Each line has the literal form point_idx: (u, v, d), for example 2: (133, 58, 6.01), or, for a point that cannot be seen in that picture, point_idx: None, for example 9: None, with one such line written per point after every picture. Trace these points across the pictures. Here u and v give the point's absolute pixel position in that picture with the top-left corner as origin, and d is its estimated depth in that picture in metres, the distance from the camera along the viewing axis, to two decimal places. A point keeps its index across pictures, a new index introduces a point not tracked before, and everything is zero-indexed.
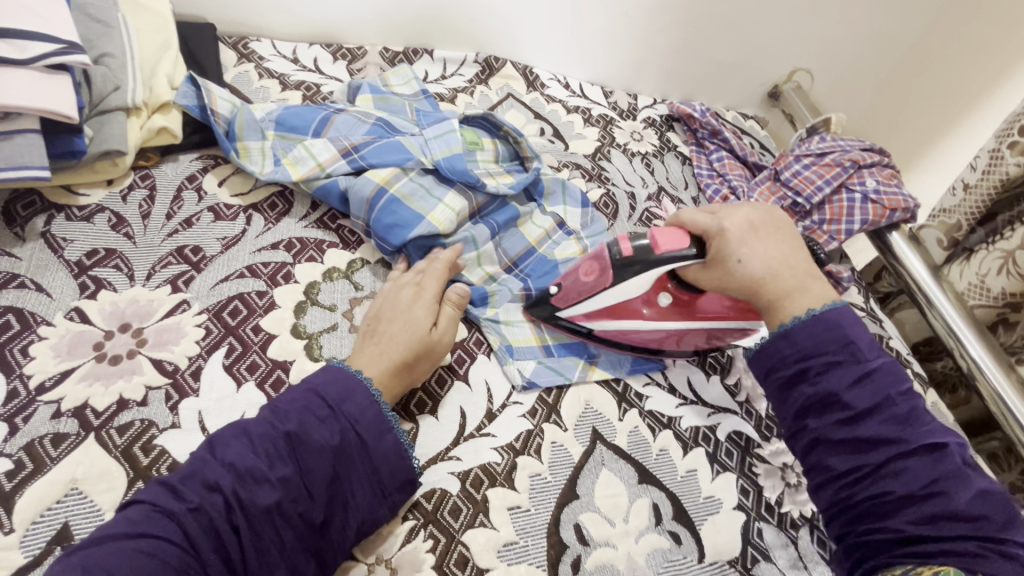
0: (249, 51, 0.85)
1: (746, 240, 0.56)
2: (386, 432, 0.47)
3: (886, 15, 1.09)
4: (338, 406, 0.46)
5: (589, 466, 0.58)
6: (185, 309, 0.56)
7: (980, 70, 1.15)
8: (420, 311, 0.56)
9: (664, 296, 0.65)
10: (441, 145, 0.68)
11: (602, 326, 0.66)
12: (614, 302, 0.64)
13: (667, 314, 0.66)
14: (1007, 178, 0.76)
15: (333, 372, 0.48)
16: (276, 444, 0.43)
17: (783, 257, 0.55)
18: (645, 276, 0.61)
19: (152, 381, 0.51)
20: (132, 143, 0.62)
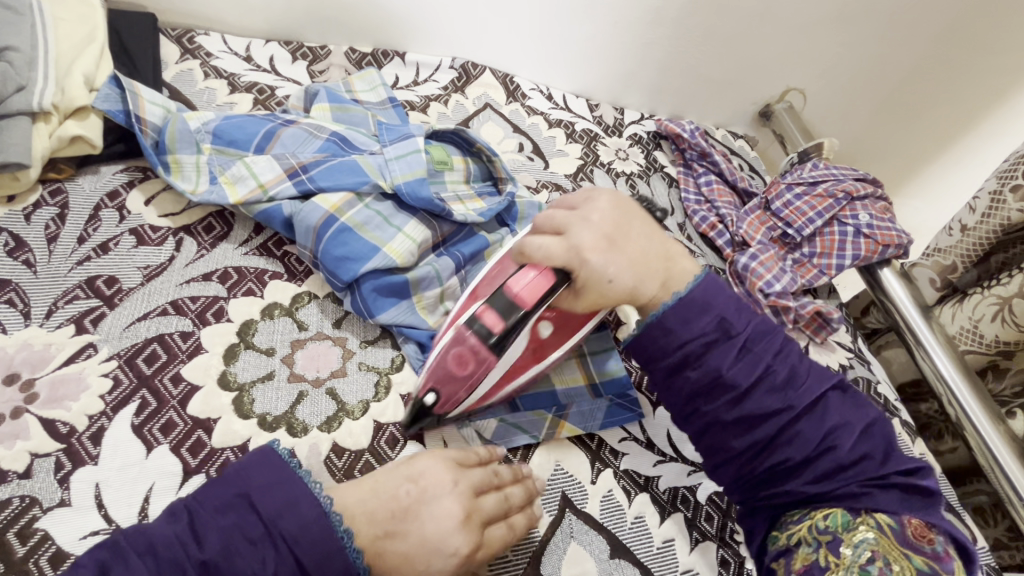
0: (195, 46, 0.76)
1: (605, 254, 0.52)
2: (332, 557, 0.39)
3: (887, 32, 1.04)
4: (272, 523, 0.39)
5: (556, 539, 0.52)
6: (91, 355, 0.48)
7: (978, 91, 1.09)
8: (454, 535, 0.43)
9: (542, 329, 0.54)
10: (402, 167, 0.61)
11: (502, 392, 0.55)
12: (505, 368, 0.52)
13: (549, 344, 0.55)
14: (1008, 223, 0.72)
15: (282, 482, 0.40)
16: (185, 571, 0.36)
17: (642, 257, 0.54)
18: (519, 339, 0.49)
19: (39, 447, 0.43)
20: (37, 154, 0.54)
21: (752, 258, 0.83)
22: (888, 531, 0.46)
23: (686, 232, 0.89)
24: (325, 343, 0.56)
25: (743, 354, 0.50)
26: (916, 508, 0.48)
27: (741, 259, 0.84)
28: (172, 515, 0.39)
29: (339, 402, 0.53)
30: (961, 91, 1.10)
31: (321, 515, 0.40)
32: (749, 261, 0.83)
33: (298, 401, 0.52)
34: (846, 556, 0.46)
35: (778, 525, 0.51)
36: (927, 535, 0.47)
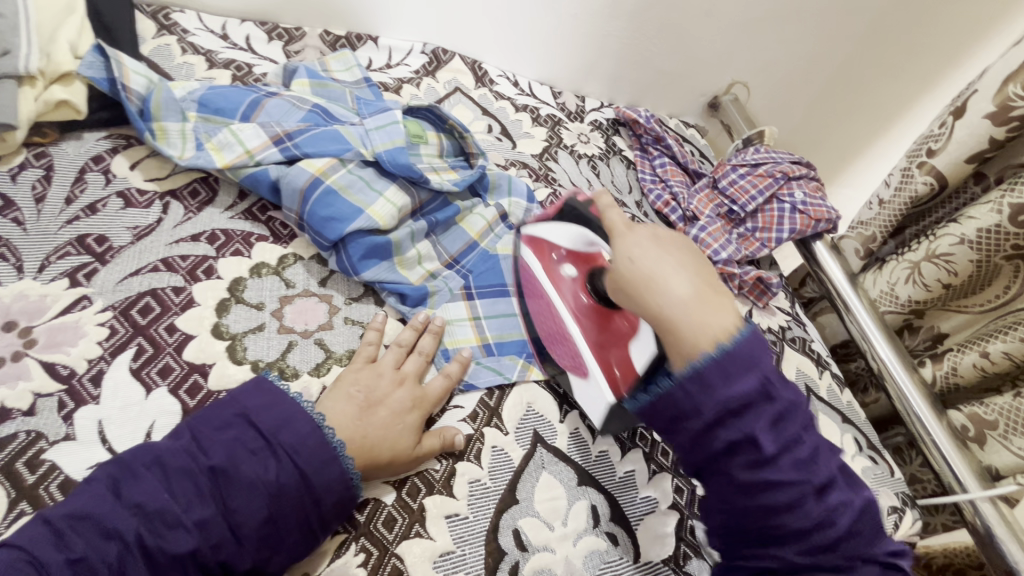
0: (171, 23, 0.78)
1: (646, 250, 0.48)
2: (329, 462, 0.45)
3: (821, 29, 1.15)
4: (272, 437, 0.44)
5: (529, 469, 0.57)
6: (85, 306, 0.50)
7: (909, 77, 1.16)
8: (405, 397, 0.53)
9: (571, 272, 0.65)
10: (383, 137, 0.66)
11: (526, 254, 0.70)
12: (543, 235, 0.68)
13: (564, 285, 0.66)
14: (916, 195, 0.82)
15: (275, 400, 0.47)
16: (197, 481, 0.41)
17: (653, 273, 0.47)
18: (563, 233, 0.66)
19: (42, 388, 0.45)
20: (24, 117, 0.55)
21: (702, 230, 0.92)
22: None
23: (643, 210, 0.97)
24: (311, 299, 0.60)
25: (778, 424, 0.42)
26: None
27: (692, 231, 0.92)
28: (176, 434, 0.44)
29: (327, 351, 0.57)
30: (889, 85, 1.19)
31: (315, 426, 0.46)
32: (699, 233, 0.91)
33: (288, 350, 0.55)
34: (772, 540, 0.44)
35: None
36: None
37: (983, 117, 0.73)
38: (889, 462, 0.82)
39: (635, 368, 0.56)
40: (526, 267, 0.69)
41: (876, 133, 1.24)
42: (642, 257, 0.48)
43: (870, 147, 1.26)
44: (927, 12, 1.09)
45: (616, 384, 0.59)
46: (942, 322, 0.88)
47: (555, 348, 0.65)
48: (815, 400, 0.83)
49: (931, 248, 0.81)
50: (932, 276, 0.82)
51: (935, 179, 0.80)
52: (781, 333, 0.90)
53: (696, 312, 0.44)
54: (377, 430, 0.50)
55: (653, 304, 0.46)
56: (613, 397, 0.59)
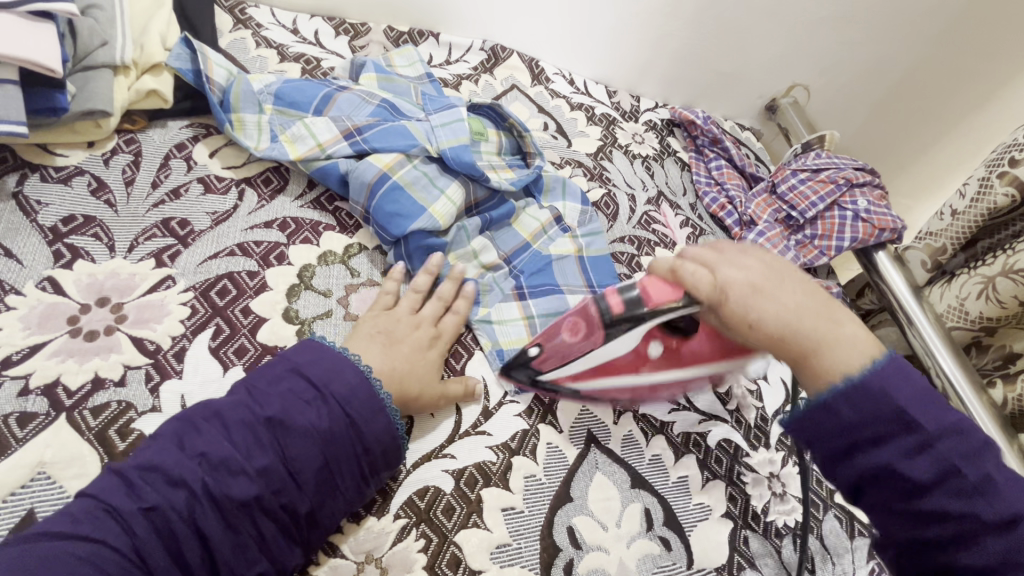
0: (246, 17, 0.80)
1: (754, 306, 0.43)
2: (378, 413, 0.47)
3: (891, 30, 1.10)
4: (324, 387, 0.46)
5: (583, 469, 0.58)
6: (170, 286, 0.53)
7: (975, 85, 1.13)
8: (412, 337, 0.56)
9: (654, 347, 0.52)
10: (447, 134, 0.66)
11: (592, 383, 0.57)
12: (599, 361, 0.54)
13: (651, 364, 0.54)
14: (994, 207, 0.78)
15: (318, 350, 0.48)
16: (255, 430, 0.42)
17: (795, 319, 0.43)
18: (628, 337, 0.50)
19: (131, 360, 0.48)
20: (118, 104, 0.58)
21: (759, 236, 0.89)
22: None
23: (697, 212, 0.95)
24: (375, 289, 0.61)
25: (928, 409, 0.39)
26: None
27: (749, 236, 0.90)
28: (232, 389, 0.45)
29: None
30: (962, 86, 1.15)
31: (364, 379, 0.48)
32: (756, 238, 0.89)
33: None
34: None
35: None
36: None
37: None
38: None
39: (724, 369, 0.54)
40: (614, 384, 0.56)
41: (945, 137, 1.20)
42: (765, 317, 0.43)
43: (940, 154, 1.22)
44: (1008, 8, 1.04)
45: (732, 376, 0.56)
46: (1015, 341, 0.84)
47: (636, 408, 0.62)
48: None
49: (1008, 263, 0.78)
50: (1007, 292, 0.78)
51: (1017, 191, 0.76)
52: None
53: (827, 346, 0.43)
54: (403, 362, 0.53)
55: (802, 348, 0.43)
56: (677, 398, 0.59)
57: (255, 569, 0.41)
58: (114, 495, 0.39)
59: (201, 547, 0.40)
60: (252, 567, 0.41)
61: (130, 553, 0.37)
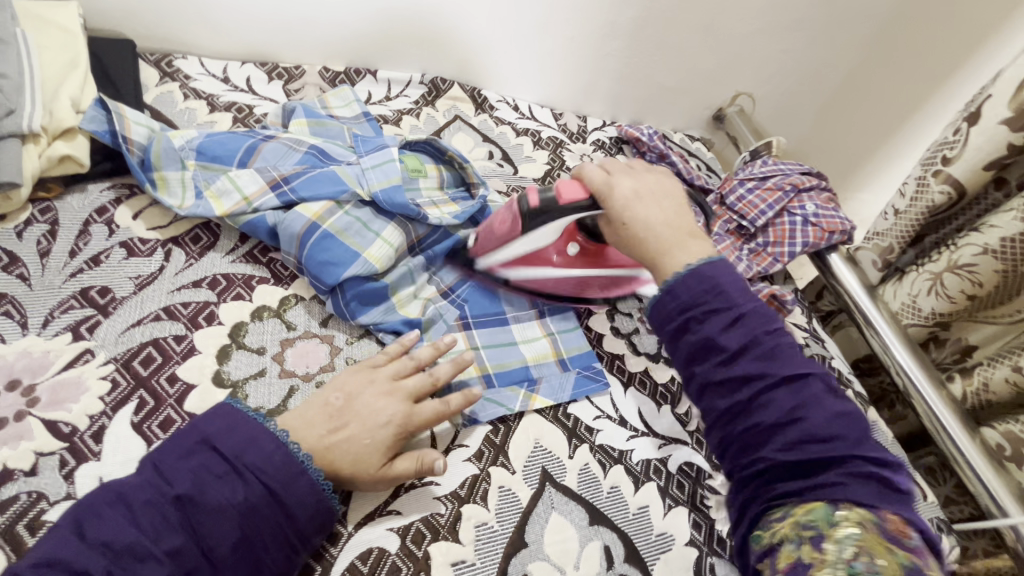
0: (174, 69, 0.79)
1: (629, 206, 0.59)
2: (296, 478, 0.44)
3: (823, 39, 1.13)
4: (237, 459, 0.43)
5: (539, 510, 0.56)
6: (88, 360, 0.51)
7: (917, 82, 1.15)
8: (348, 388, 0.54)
9: (574, 249, 0.70)
10: (379, 175, 0.65)
11: (517, 274, 0.70)
12: (529, 249, 0.69)
13: (574, 263, 0.71)
14: (933, 204, 0.79)
15: (233, 418, 0.46)
16: (163, 511, 0.40)
17: (655, 222, 0.57)
18: (553, 224, 0.66)
19: (43, 447, 0.46)
20: (28, 174, 0.56)
21: None
22: (868, 531, 0.42)
23: None
24: (313, 340, 0.59)
25: (735, 326, 0.48)
26: (894, 502, 0.44)
27: None
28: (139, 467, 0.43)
29: None
30: (903, 83, 1.17)
31: (278, 445, 0.45)
32: None
33: (289, 395, 0.55)
34: (831, 551, 0.41)
35: (760, 521, 0.46)
36: (906, 531, 0.42)
37: (1000, 122, 0.70)
38: (922, 485, 0.78)
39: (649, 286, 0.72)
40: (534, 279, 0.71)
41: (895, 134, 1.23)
42: (630, 213, 0.59)
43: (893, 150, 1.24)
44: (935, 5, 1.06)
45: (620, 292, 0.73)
46: (970, 333, 0.84)
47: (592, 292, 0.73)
48: None
49: (952, 259, 0.78)
50: (955, 287, 0.79)
51: (952, 188, 0.77)
52: None
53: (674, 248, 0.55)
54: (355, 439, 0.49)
55: (653, 252, 0.55)
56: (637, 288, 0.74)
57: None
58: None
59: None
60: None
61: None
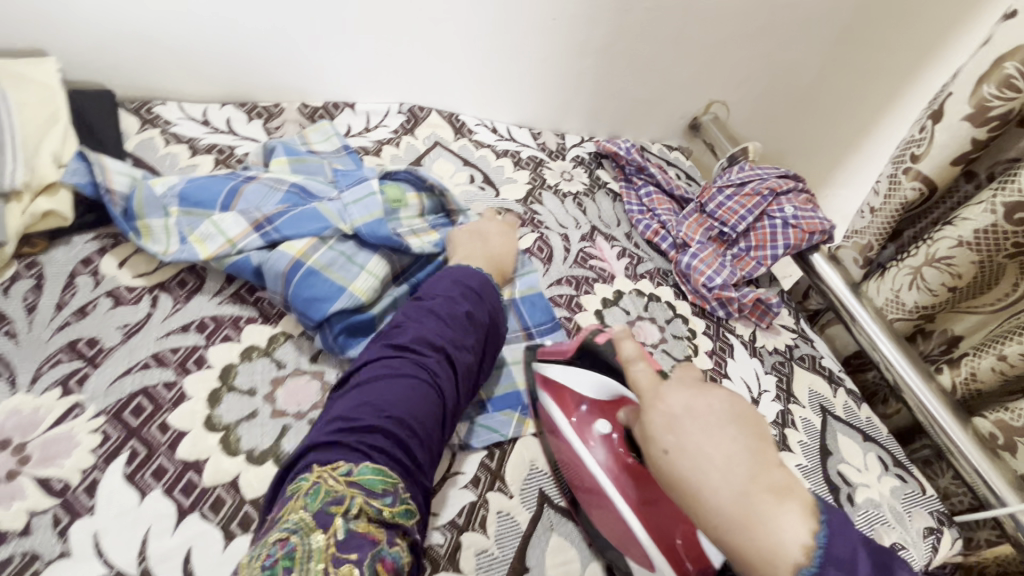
0: (153, 116, 0.80)
1: (672, 425, 0.48)
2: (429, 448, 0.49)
3: (800, 47, 1.17)
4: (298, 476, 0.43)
5: (537, 532, 0.56)
6: (78, 413, 0.51)
7: (879, 90, 1.22)
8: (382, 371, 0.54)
9: (603, 425, 0.60)
10: (360, 209, 0.66)
11: (546, 402, 0.63)
12: (564, 382, 0.62)
13: (594, 442, 0.59)
14: (906, 201, 0.81)
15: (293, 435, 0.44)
16: None
17: (724, 462, 0.44)
18: (589, 383, 0.61)
19: (36, 505, 0.45)
20: (12, 231, 0.57)
21: (693, 257, 0.90)
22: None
23: (633, 240, 0.96)
24: (304, 377, 0.60)
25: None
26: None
27: (684, 259, 0.91)
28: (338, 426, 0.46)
29: None
30: (866, 91, 1.23)
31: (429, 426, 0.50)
32: (691, 260, 0.90)
33: (282, 434, 0.55)
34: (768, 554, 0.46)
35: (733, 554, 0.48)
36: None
37: (962, 119, 0.72)
38: (919, 479, 0.79)
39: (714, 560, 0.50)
40: (553, 418, 0.62)
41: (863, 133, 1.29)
42: (678, 449, 0.46)
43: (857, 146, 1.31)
44: (899, 23, 1.13)
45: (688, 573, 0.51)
46: (955, 324, 0.86)
47: (592, 509, 0.57)
48: (833, 421, 0.80)
49: (930, 253, 0.80)
50: (936, 280, 0.80)
51: (923, 184, 0.79)
52: (788, 352, 0.88)
53: (752, 523, 0.41)
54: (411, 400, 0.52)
55: (717, 520, 0.43)
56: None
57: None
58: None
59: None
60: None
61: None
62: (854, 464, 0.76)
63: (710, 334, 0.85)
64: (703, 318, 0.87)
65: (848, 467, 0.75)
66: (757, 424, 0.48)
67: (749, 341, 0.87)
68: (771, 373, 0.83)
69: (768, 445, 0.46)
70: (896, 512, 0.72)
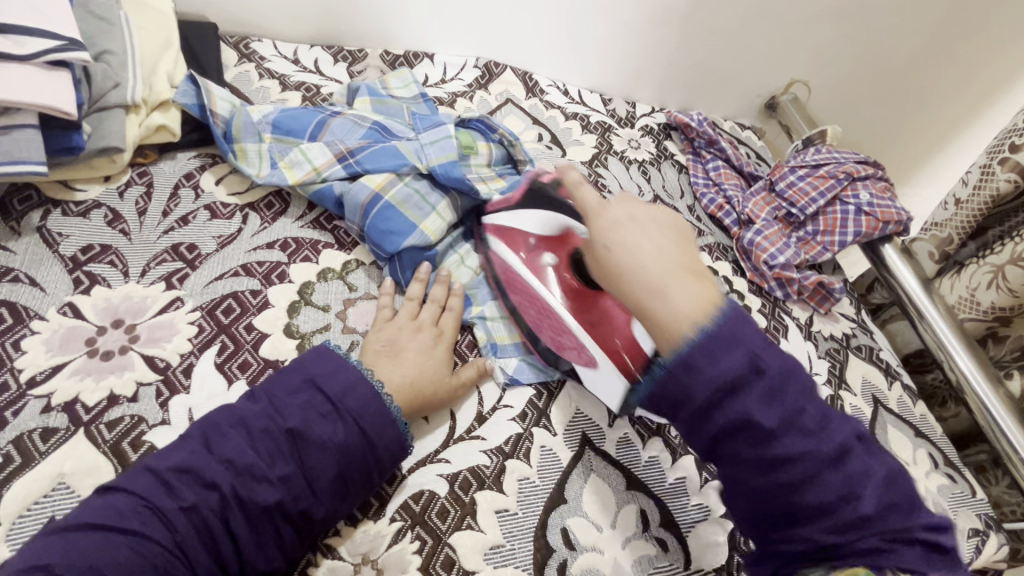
0: (250, 51, 0.85)
1: (618, 225, 0.50)
2: (374, 401, 0.50)
3: (903, 37, 1.12)
4: (340, 403, 0.49)
5: (577, 471, 0.58)
6: (179, 306, 0.57)
7: (966, 92, 1.20)
8: (381, 339, 0.58)
9: (548, 257, 0.66)
10: (436, 151, 0.69)
11: (498, 247, 0.69)
12: (511, 224, 0.68)
13: (545, 270, 0.65)
14: (997, 194, 0.77)
15: (322, 352, 0.52)
16: (277, 439, 0.46)
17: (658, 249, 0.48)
18: (535, 215, 0.67)
19: (143, 377, 0.52)
20: (130, 140, 0.63)
21: (757, 234, 0.89)
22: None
23: (695, 214, 0.95)
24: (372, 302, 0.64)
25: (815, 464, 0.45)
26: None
27: (747, 235, 0.89)
28: (252, 397, 0.49)
29: None
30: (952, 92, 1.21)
31: (377, 395, 0.51)
32: (754, 237, 0.88)
33: (351, 349, 0.59)
34: None
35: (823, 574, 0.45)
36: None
37: None
38: (971, 481, 0.76)
39: (644, 350, 0.55)
40: (513, 292, 0.66)
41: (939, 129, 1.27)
42: (619, 243, 0.49)
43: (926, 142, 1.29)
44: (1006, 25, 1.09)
45: (630, 366, 0.57)
46: None
47: (540, 322, 0.64)
48: (884, 412, 0.78)
49: (1016, 251, 0.76)
50: (1017, 280, 0.76)
51: (1019, 176, 0.74)
52: (845, 340, 0.86)
53: (664, 290, 0.46)
54: (415, 368, 0.56)
55: (642, 294, 0.46)
56: (628, 379, 0.57)
57: (267, 555, 0.44)
58: (153, 491, 0.42)
59: (230, 540, 0.43)
60: (265, 552, 0.44)
61: (174, 546, 0.41)
62: (902, 457, 0.75)
63: (765, 312, 0.84)
64: (759, 296, 0.86)
65: (895, 459, 0.74)
66: (687, 235, 0.51)
67: (804, 324, 0.86)
68: (824, 358, 0.82)
69: (690, 233, 0.52)
70: (941, 509, 0.71)
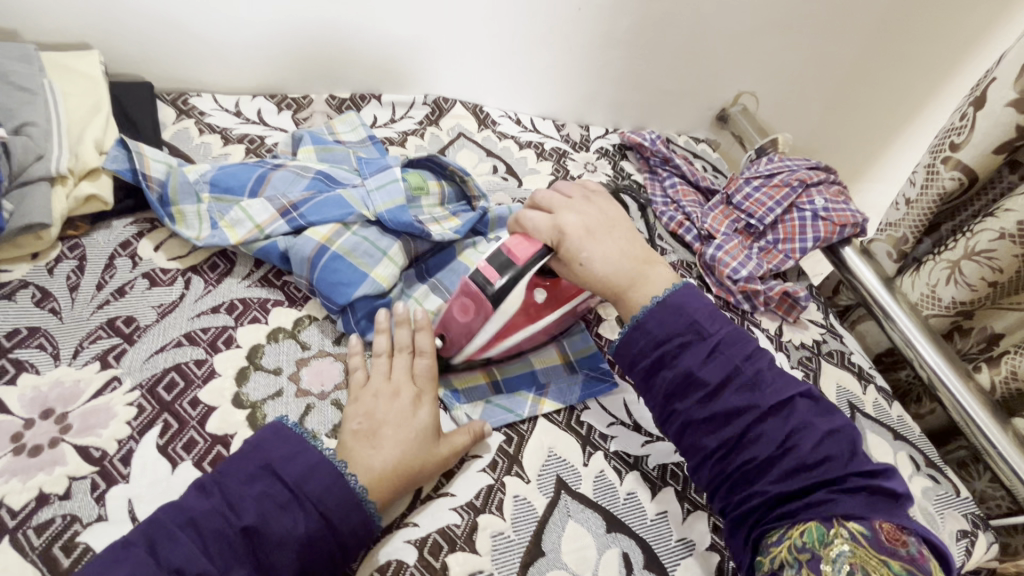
0: (189, 107, 0.83)
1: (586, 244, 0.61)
2: (335, 482, 0.47)
3: (843, 44, 1.15)
4: (299, 488, 0.46)
5: (554, 518, 0.56)
6: (116, 387, 0.53)
7: (908, 91, 1.25)
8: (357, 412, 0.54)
9: (538, 297, 0.63)
10: (383, 196, 0.67)
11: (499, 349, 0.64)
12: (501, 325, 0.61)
13: (545, 311, 0.63)
14: (944, 191, 0.78)
15: (277, 428, 0.50)
16: (230, 540, 0.43)
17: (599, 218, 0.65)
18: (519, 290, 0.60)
19: (76, 471, 0.48)
20: (57, 214, 0.60)
21: (718, 249, 0.89)
22: (865, 541, 0.45)
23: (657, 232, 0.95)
24: (327, 359, 0.61)
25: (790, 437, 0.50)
26: (881, 510, 0.47)
27: (709, 250, 0.89)
28: (203, 491, 0.45)
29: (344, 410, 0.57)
30: (896, 92, 1.25)
31: (337, 474, 0.48)
32: (716, 252, 0.89)
33: (306, 413, 0.56)
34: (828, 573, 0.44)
35: (760, 545, 0.49)
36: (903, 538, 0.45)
37: (1006, 105, 0.69)
38: (954, 480, 0.76)
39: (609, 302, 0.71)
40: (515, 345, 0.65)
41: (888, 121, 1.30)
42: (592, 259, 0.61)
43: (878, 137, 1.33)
44: (938, 27, 1.14)
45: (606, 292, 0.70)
46: (995, 321, 0.82)
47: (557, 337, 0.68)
48: (861, 418, 0.78)
49: (970, 245, 0.77)
50: (974, 274, 0.77)
51: (963, 173, 0.75)
52: (816, 348, 0.86)
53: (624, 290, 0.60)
54: (393, 446, 0.52)
55: (620, 285, 0.60)
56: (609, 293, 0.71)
57: None
58: None
59: None
60: None
61: None
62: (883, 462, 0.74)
63: None
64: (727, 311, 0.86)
65: None
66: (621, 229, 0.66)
67: (774, 335, 0.85)
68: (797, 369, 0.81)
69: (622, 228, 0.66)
70: (928, 514, 0.70)
